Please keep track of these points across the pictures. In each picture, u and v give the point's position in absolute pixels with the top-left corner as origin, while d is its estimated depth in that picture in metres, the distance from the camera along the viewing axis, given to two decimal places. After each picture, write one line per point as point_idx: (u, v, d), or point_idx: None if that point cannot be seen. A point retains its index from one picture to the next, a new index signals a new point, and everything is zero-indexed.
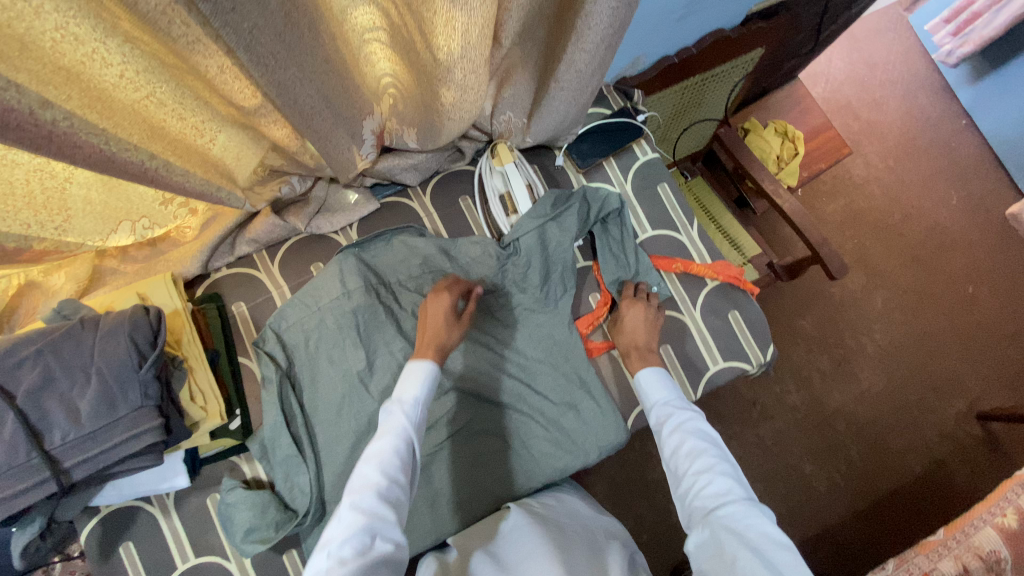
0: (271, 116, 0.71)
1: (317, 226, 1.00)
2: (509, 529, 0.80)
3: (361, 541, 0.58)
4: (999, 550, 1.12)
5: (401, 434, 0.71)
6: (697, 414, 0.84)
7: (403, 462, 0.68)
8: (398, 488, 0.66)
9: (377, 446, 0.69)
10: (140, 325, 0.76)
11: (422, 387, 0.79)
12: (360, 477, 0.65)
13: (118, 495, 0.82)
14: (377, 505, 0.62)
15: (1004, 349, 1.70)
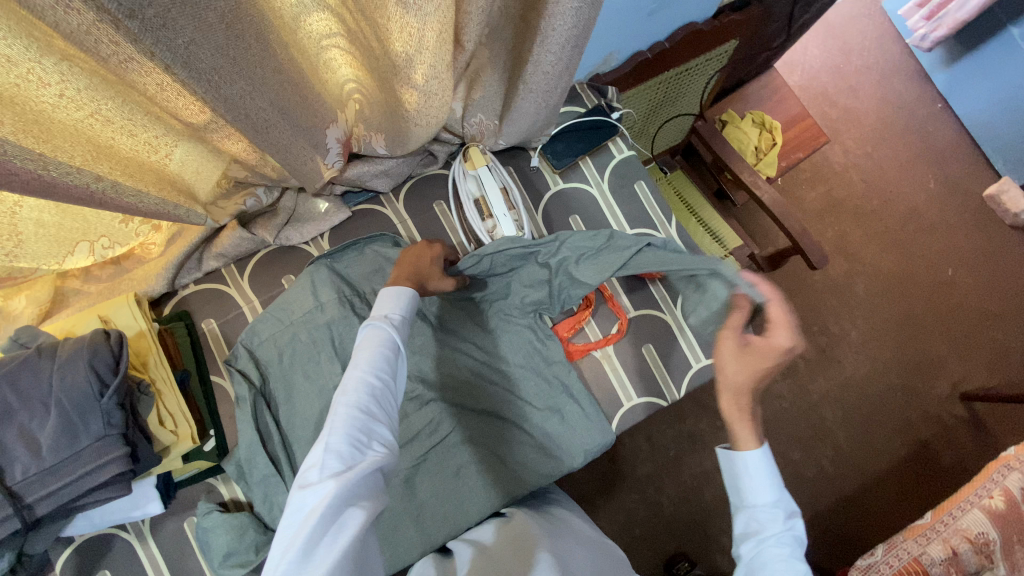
0: (223, 131, 0.67)
1: (286, 237, 0.97)
2: (519, 539, 0.78)
3: (358, 441, 0.58)
4: (987, 532, 1.15)
5: (389, 339, 0.70)
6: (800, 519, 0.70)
7: (390, 360, 0.67)
8: (389, 388, 0.65)
9: (366, 350, 0.67)
10: (101, 350, 0.70)
11: (403, 303, 0.76)
12: (353, 376, 0.63)
13: (90, 524, 0.81)
14: (371, 403, 0.62)
15: (986, 329, 1.71)
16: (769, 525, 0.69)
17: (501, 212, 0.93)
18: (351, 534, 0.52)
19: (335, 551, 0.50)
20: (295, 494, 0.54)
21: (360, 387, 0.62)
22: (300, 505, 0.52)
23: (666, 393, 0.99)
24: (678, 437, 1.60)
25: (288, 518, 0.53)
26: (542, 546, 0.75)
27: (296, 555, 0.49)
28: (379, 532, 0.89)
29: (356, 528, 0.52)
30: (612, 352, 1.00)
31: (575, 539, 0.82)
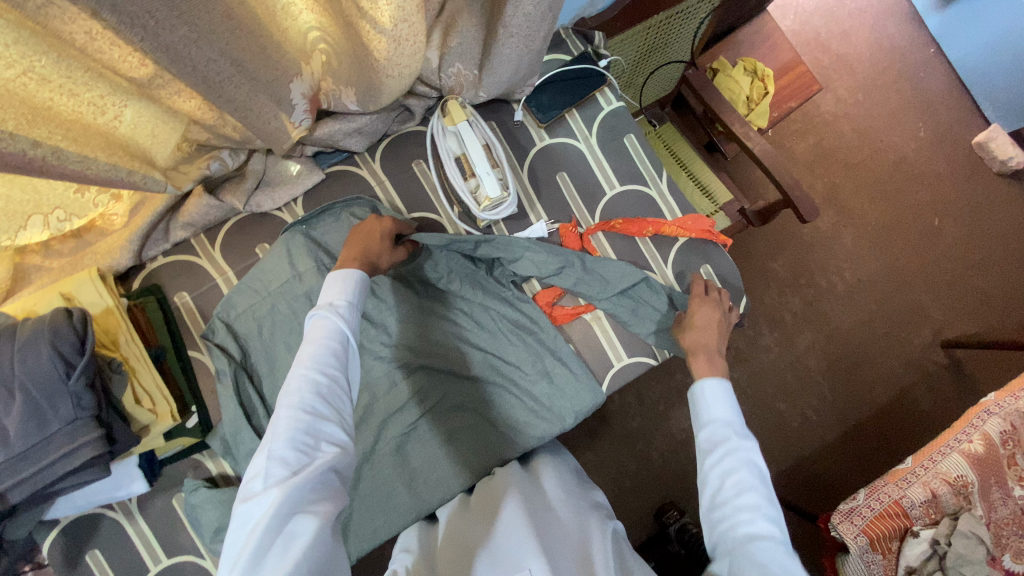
0: (172, 87, 0.61)
1: (258, 203, 0.91)
2: (494, 495, 0.82)
3: (302, 444, 0.56)
4: (965, 475, 1.21)
5: (334, 332, 0.67)
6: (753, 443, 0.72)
7: (337, 356, 0.65)
8: (337, 385, 0.63)
9: (310, 345, 0.65)
10: (62, 329, 0.66)
11: (350, 290, 0.73)
12: (295, 375, 0.61)
13: (73, 506, 0.79)
14: (316, 402, 0.60)
15: (969, 278, 1.72)
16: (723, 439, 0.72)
17: (484, 169, 0.86)
18: (302, 542, 0.50)
19: (283, 562, 0.48)
20: (241, 506, 0.53)
21: (303, 386, 0.60)
22: (247, 517, 0.51)
23: (656, 353, 0.97)
24: (666, 393, 1.61)
25: (235, 529, 0.52)
26: (512, 499, 0.77)
27: (241, 571, 0.47)
28: (372, 499, 0.89)
29: (307, 534, 0.51)
30: (602, 314, 0.98)
31: (556, 483, 0.85)
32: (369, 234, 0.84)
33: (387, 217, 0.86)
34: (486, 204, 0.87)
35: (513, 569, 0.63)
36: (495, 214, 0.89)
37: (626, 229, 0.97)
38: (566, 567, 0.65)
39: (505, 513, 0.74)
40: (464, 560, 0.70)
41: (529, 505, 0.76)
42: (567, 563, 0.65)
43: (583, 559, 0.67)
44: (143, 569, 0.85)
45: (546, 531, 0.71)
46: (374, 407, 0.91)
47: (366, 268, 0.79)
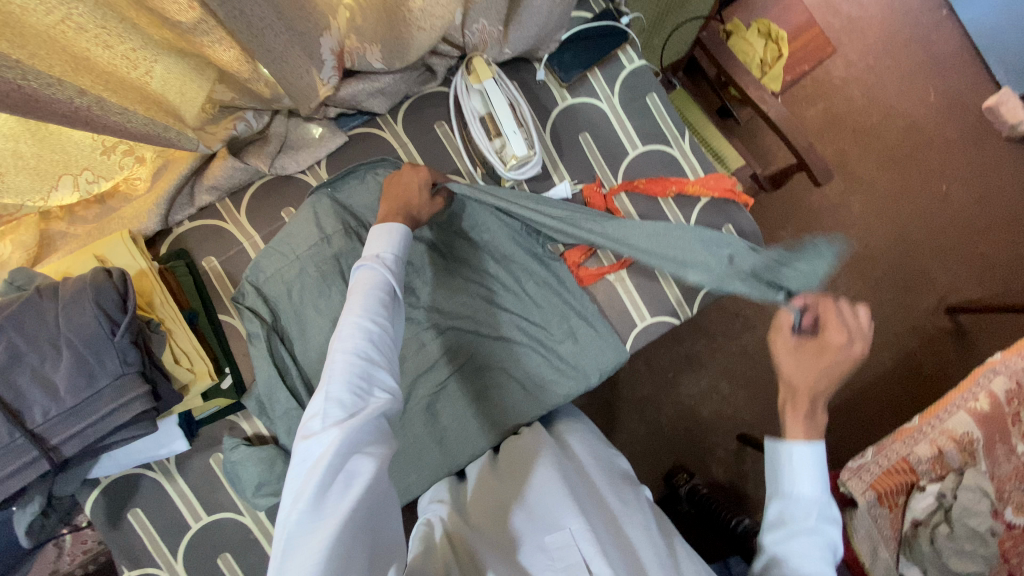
0: (213, 35, 0.61)
1: (282, 166, 0.91)
2: (520, 451, 0.83)
3: (358, 388, 0.56)
4: (971, 432, 1.25)
5: (382, 283, 0.66)
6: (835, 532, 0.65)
7: (385, 306, 0.64)
8: (388, 334, 0.62)
9: (357, 294, 0.64)
10: (105, 288, 0.67)
11: (396, 241, 0.73)
12: (348, 322, 0.60)
13: (116, 465, 0.81)
14: (370, 349, 0.59)
15: (975, 243, 1.74)
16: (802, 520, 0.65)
17: (510, 128, 0.85)
18: (361, 481, 0.51)
19: (346, 498, 0.50)
20: (301, 445, 0.54)
21: (356, 332, 0.59)
22: (307, 454, 0.52)
23: (680, 312, 0.99)
24: (676, 359, 1.64)
25: (296, 467, 0.53)
26: (540, 454, 0.79)
27: (305, 506, 0.49)
28: (405, 456, 0.91)
29: (366, 473, 0.52)
30: (626, 275, 0.99)
31: (580, 447, 0.85)
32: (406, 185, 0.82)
33: (423, 167, 0.84)
34: (512, 163, 0.87)
35: (553, 527, 0.67)
36: (520, 174, 0.89)
37: (650, 189, 0.98)
38: (603, 530, 0.68)
39: (533, 470, 0.77)
40: (502, 513, 0.73)
41: (556, 460, 0.78)
42: (604, 531, 0.68)
43: (617, 530, 0.70)
44: (184, 526, 0.87)
45: (581, 495, 0.73)
46: (403, 367, 0.92)
47: (409, 221, 0.79)
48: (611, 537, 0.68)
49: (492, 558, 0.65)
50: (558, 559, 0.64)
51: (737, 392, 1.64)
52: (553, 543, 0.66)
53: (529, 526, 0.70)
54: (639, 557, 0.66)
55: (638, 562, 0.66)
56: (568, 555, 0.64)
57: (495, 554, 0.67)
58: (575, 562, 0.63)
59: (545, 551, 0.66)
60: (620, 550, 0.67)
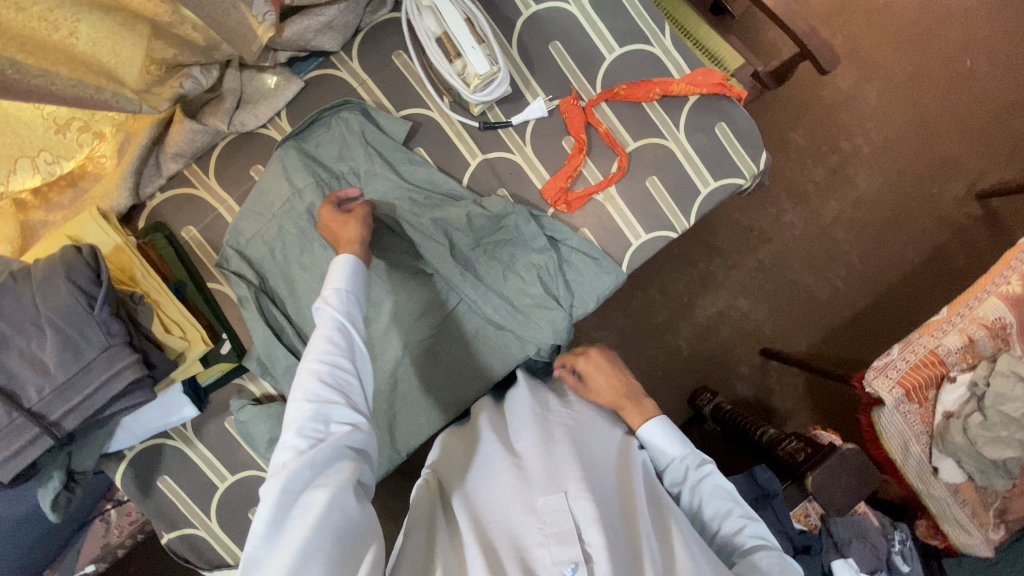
0: None
1: (241, 122, 0.87)
2: (517, 414, 0.80)
3: (309, 429, 0.57)
4: (1004, 317, 1.19)
5: (334, 320, 0.66)
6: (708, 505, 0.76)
7: (339, 343, 0.64)
8: (343, 370, 0.62)
9: (313, 337, 0.65)
10: (76, 265, 0.67)
11: (347, 275, 0.71)
12: (303, 367, 0.62)
13: (133, 436, 0.83)
14: (320, 390, 0.59)
15: (1005, 120, 1.61)
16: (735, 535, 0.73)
17: (468, 45, 0.80)
18: (314, 510, 0.51)
19: (300, 527, 0.50)
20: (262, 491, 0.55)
21: (307, 376, 0.60)
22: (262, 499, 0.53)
23: (676, 225, 0.94)
24: (690, 282, 1.59)
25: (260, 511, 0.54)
26: (540, 419, 0.77)
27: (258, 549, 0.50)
28: (413, 400, 0.91)
29: (319, 503, 0.52)
30: (615, 194, 0.94)
31: (592, 414, 0.82)
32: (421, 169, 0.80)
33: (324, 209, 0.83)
34: (476, 83, 0.82)
35: (549, 489, 0.65)
36: (487, 95, 0.83)
37: (631, 95, 0.92)
38: (604, 492, 0.67)
39: (531, 431, 0.75)
40: (490, 471, 0.72)
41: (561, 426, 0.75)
42: (608, 494, 0.68)
43: (623, 491, 0.70)
44: (213, 488, 0.91)
45: (585, 455, 0.72)
46: (396, 315, 0.90)
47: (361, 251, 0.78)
48: (617, 504, 0.68)
49: (471, 520, 0.65)
50: (549, 524, 0.62)
51: (755, 308, 1.60)
52: (547, 507, 0.63)
53: (518, 484, 0.68)
54: (637, 519, 0.66)
55: (634, 523, 0.65)
56: (561, 520, 0.62)
57: (482, 526, 0.65)
58: (568, 529, 0.61)
59: (537, 513, 0.64)
60: (620, 514, 0.66)
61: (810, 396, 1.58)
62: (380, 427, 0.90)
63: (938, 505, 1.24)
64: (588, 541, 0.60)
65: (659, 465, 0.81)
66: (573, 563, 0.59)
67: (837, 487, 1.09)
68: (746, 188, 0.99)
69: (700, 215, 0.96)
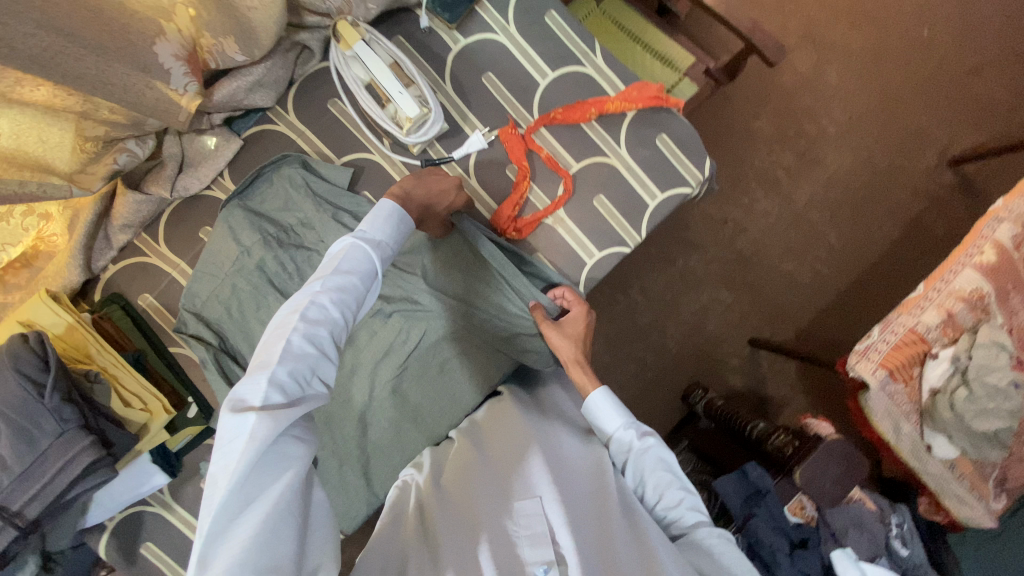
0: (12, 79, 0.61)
1: (185, 186, 0.88)
2: (500, 425, 0.79)
3: (304, 372, 0.52)
4: (980, 287, 1.18)
5: (360, 271, 0.63)
6: (649, 477, 0.75)
7: (357, 296, 0.61)
8: (346, 326, 0.59)
9: (327, 276, 0.60)
10: (22, 355, 0.67)
11: (390, 225, 0.70)
12: (315, 301, 0.56)
13: (107, 509, 0.84)
14: (325, 338, 0.55)
15: (968, 86, 1.61)
16: (676, 509, 0.72)
17: (396, 89, 0.80)
18: (291, 467, 0.48)
19: (275, 483, 0.46)
20: (229, 418, 0.47)
21: (320, 317, 0.56)
22: (234, 431, 0.46)
23: (628, 240, 0.94)
24: (668, 281, 1.59)
25: (222, 440, 0.47)
26: (525, 425, 0.77)
27: (231, 487, 0.43)
28: (386, 443, 0.91)
29: (296, 462, 0.49)
30: (565, 215, 0.94)
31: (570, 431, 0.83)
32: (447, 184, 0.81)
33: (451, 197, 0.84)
34: (408, 126, 0.82)
35: (524, 495, 0.66)
36: (422, 135, 0.84)
37: (568, 117, 0.93)
38: (575, 498, 0.67)
39: (512, 439, 0.75)
40: (470, 480, 0.70)
41: (536, 431, 0.76)
42: (583, 501, 0.68)
43: (599, 498, 0.70)
44: None
45: (559, 464, 0.72)
46: (358, 359, 0.90)
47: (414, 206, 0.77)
48: (589, 510, 0.67)
49: (451, 534, 0.62)
50: (523, 526, 0.62)
51: (737, 300, 1.59)
52: (521, 511, 0.63)
53: (499, 490, 0.68)
54: (610, 523, 0.65)
55: (608, 528, 0.65)
56: (535, 522, 0.62)
57: (458, 528, 0.63)
58: (542, 531, 0.61)
59: (512, 518, 0.63)
60: (592, 518, 0.66)
61: (802, 382, 1.58)
62: (354, 471, 0.90)
63: (936, 481, 1.23)
64: (560, 542, 0.60)
65: (604, 434, 0.81)
66: (545, 564, 0.58)
67: (825, 476, 1.08)
68: (696, 195, 0.99)
69: (652, 227, 0.96)
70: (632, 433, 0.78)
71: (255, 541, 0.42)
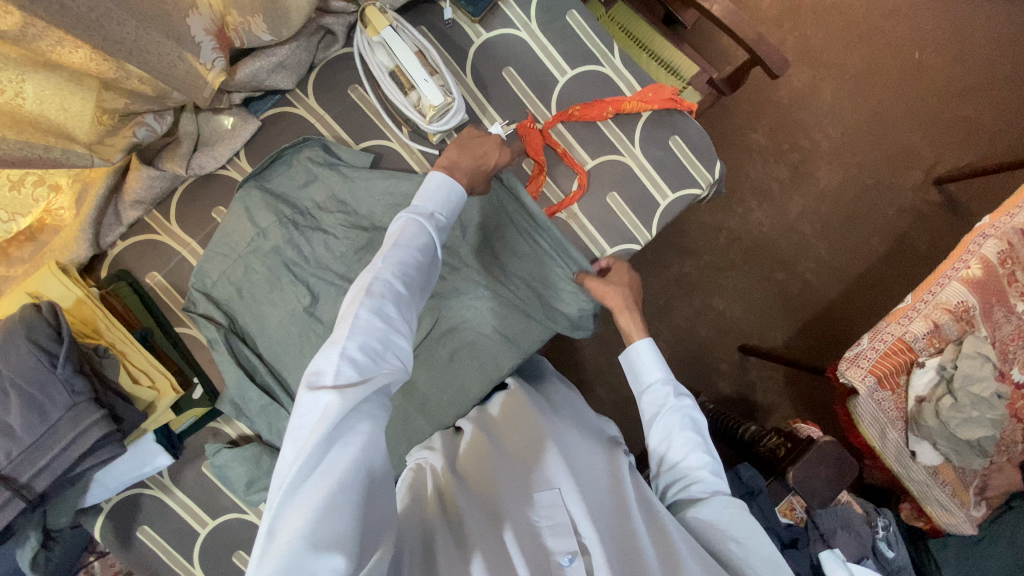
0: (48, 37, 0.59)
1: (200, 164, 0.88)
2: (515, 417, 0.80)
3: (375, 345, 0.55)
4: (965, 300, 1.23)
5: (419, 250, 0.65)
6: (677, 433, 0.76)
7: (416, 276, 0.63)
8: (409, 303, 0.61)
9: (390, 254, 0.63)
10: (36, 324, 0.67)
11: (445, 202, 0.72)
12: (380, 280, 0.59)
13: (107, 489, 0.83)
14: (392, 314, 0.58)
15: (956, 108, 1.67)
16: (699, 470, 0.73)
17: (421, 77, 0.81)
18: (358, 441, 0.49)
19: (347, 455, 0.48)
20: (306, 395, 0.51)
21: (386, 294, 0.58)
22: (310, 406, 0.50)
23: (638, 237, 0.96)
24: (664, 285, 1.62)
25: (299, 415, 0.50)
26: (540, 418, 0.77)
27: (305, 458, 0.46)
28: (392, 430, 0.90)
29: (364, 436, 0.50)
30: (578, 211, 0.96)
31: (578, 419, 0.84)
32: (485, 150, 0.79)
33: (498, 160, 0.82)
34: (431, 114, 0.83)
35: (543, 486, 0.67)
36: (444, 124, 0.85)
37: (586, 115, 0.94)
38: (593, 490, 0.68)
39: (527, 429, 0.76)
40: (490, 464, 0.71)
41: (551, 425, 0.77)
42: (600, 492, 0.69)
43: (616, 489, 0.70)
44: (194, 534, 0.90)
45: (574, 457, 0.73)
46: None
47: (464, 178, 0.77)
48: (608, 502, 0.68)
49: (476, 518, 0.63)
50: (544, 517, 0.64)
51: (731, 306, 1.63)
52: (541, 502, 0.65)
53: (517, 479, 0.69)
54: (629, 515, 0.66)
55: (628, 520, 0.66)
56: (556, 514, 0.64)
57: (484, 514, 0.64)
58: (563, 522, 0.63)
59: (534, 509, 0.65)
60: (612, 511, 0.67)
61: (791, 388, 1.61)
62: None
63: (919, 487, 1.26)
64: (582, 533, 0.62)
65: (642, 383, 0.82)
66: (570, 554, 0.60)
67: (818, 480, 1.09)
68: (704, 197, 1.01)
69: (662, 226, 0.98)
70: (670, 390, 0.79)
71: (324, 513, 0.44)
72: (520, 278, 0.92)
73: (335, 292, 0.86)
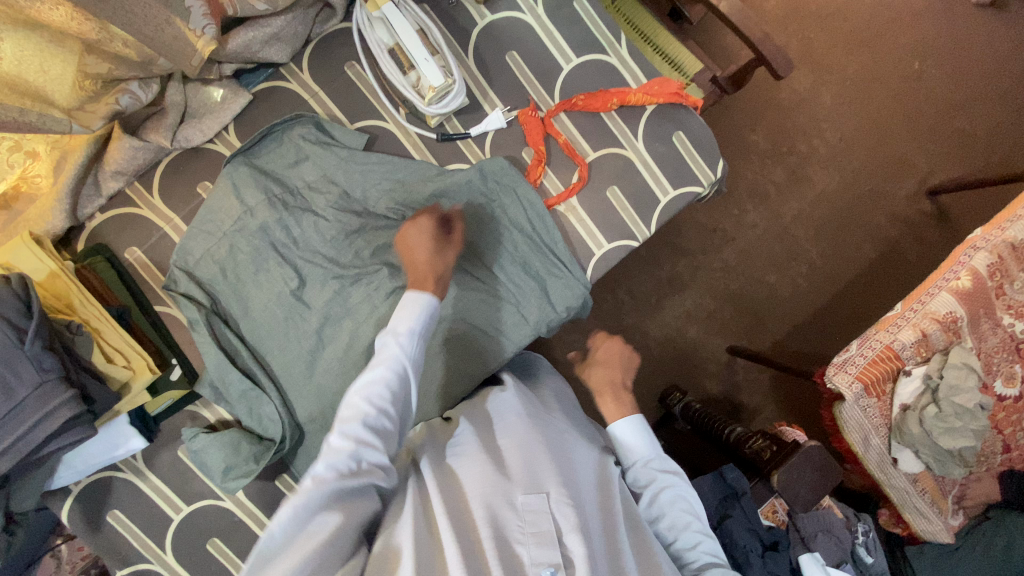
0: None
1: (186, 137, 0.84)
2: (500, 415, 0.76)
3: (343, 469, 0.54)
4: (954, 311, 1.23)
5: (404, 360, 0.64)
6: (670, 516, 0.77)
7: (397, 388, 0.62)
8: (389, 415, 0.60)
9: (373, 368, 0.62)
10: (4, 296, 0.64)
11: (420, 315, 0.67)
12: (358, 399, 0.59)
13: (76, 472, 0.80)
14: (369, 429, 0.57)
15: (952, 120, 1.68)
16: (693, 549, 0.74)
17: (421, 56, 0.78)
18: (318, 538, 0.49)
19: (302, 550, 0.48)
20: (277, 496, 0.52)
21: (361, 411, 0.57)
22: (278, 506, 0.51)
23: (637, 233, 0.94)
24: (657, 284, 1.61)
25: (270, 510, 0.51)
26: (529, 420, 0.74)
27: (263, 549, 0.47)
28: None
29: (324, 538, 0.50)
30: (577, 203, 0.93)
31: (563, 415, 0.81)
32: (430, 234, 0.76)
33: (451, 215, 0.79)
34: (431, 96, 0.80)
35: (529, 488, 0.64)
36: (443, 107, 0.82)
37: (589, 105, 0.92)
38: (582, 500, 0.66)
39: (514, 426, 0.73)
40: (472, 457, 0.68)
41: (546, 429, 0.75)
42: (590, 507, 0.68)
43: (603, 507, 0.69)
44: (167, 520, 0.87)
45: (565, 462, 0.70)
46: None
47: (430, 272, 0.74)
48: (597, 518, 0.67)
49: (456, 517, 0.60)
50: (529, 523, 0.61)
51: (722, 307, 1.62)
52: (526, 505, 0.62)
53: (498, 474, 0.65)
54: (617, 535, 0.66)
55: (615, 540, 0.65)
56: (541, 521, 0.61)
57: (459, 509, 0.62)
58: (549, 532, 0.60)
59: (514, 511, 0.62)
60: (600, 527, 0.66)
61: (777, 392, 1.62)
62: None
63: (898, 493, 1.28)
64: (568, 547, 0.60)
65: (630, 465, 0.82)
66: (552, 567, 0.58)
67: (801, 483, 1.09)
68: (705, 195, 1.00)
69: (661, 223, 0.96)
70: (655, 467, 0.80)
71: None
72: (513, 270, 0.89)
73: (324, 277, 0.84)
